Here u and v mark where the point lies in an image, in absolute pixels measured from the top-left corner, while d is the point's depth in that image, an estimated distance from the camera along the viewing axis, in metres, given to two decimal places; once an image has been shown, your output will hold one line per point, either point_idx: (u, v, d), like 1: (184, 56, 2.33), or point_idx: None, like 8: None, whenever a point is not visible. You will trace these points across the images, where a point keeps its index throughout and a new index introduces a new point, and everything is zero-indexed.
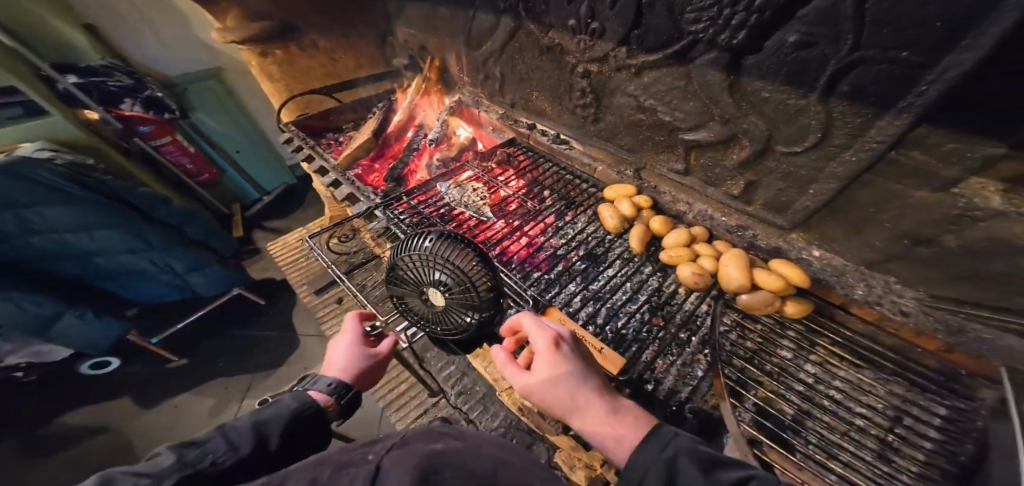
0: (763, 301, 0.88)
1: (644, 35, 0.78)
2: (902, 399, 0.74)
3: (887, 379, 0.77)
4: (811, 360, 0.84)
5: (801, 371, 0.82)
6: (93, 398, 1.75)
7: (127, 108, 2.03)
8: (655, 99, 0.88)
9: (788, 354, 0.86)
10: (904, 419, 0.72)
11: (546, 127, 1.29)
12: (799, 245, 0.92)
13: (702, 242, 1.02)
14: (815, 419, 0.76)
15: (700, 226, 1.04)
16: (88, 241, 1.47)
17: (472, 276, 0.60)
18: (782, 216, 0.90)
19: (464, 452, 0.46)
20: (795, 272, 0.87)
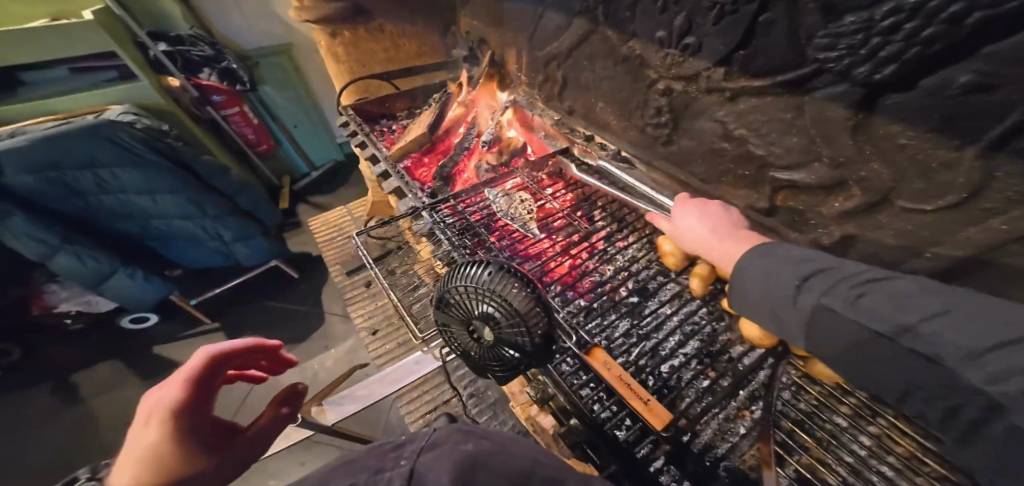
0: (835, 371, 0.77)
1: (752, 57, 0.65)
2: None
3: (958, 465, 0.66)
4: (869, 431, 0.74)
5: (854, 441, 0.75)
6: (139, 348, 1.87)
7: (205, 77, 2.14)
8: (747, 129, 0.75)
9: (842, 420, 0.78)
10: None
11: (605, 142, 1.18)
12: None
13: None
14: None
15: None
16: (151, 204, 1.56)
17: (528, 315, 0.51)
18: None
19: (498, 454, 0.41)
20: None
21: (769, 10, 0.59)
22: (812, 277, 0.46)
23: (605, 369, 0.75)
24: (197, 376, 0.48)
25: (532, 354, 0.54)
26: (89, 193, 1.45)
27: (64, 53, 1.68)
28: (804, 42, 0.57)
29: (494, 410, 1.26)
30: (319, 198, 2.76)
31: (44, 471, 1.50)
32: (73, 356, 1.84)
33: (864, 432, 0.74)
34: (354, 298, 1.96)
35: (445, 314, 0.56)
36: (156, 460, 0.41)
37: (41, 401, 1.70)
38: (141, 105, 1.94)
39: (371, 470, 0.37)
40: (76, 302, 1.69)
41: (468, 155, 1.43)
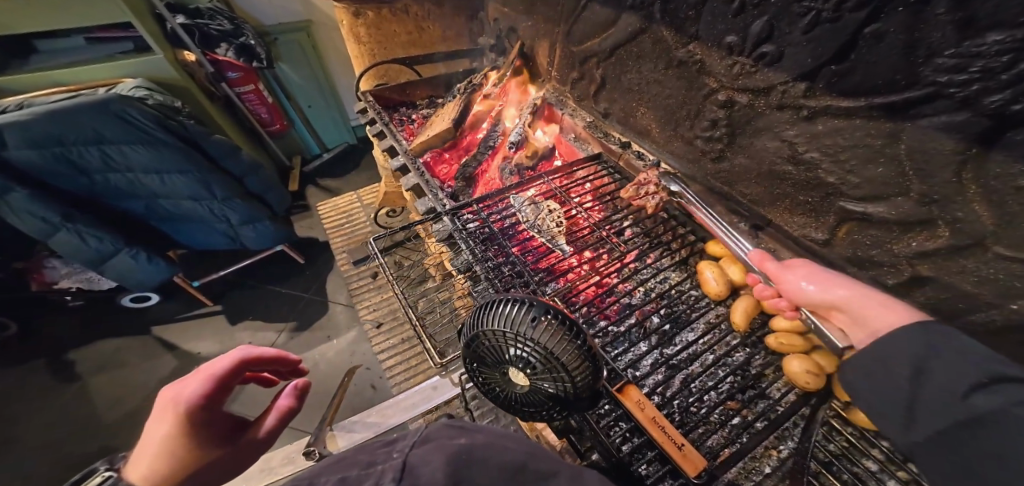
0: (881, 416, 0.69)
1: (845, 74, 0.56)
2: None
3: None
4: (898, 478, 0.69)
5: None
6: (141, 328, 1.84)
7: (222, 52, 2.06)
8: (820, 153, 0.67)
9: (872, 464, 0.71)
10: None
11: (642, 150, 1.08)
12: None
13: None
14: None
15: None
16: (158, 183, 1.51)
17: (568, 364, 0.47)
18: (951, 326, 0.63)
19: (493, 445, 0.36)
20: None
21: (879, 21, 0.49)
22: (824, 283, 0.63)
23: (636, 407, 0.67)
24: (222, 376, 0.43)
25: (568, 400, 0.50)
26: (95, 171, 1.40)
27: (86, 22, 1.61)
28: (918, 62, 0.48)
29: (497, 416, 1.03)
30: (330, 182, 2.69)
31: (42, 448, 1.48)
32: (73, 332, 1.81)
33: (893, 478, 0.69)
34: (360, 288, 1.91)
35: (475, 353, 0.53)
36: (163, 461, 0.37)
37: (41, 376, 1.68)
38: (153, 78, 1.85)
39: (355, 466, 0.31)
40: (75, 280, 1.70)
41: (492, 154, 1.35)
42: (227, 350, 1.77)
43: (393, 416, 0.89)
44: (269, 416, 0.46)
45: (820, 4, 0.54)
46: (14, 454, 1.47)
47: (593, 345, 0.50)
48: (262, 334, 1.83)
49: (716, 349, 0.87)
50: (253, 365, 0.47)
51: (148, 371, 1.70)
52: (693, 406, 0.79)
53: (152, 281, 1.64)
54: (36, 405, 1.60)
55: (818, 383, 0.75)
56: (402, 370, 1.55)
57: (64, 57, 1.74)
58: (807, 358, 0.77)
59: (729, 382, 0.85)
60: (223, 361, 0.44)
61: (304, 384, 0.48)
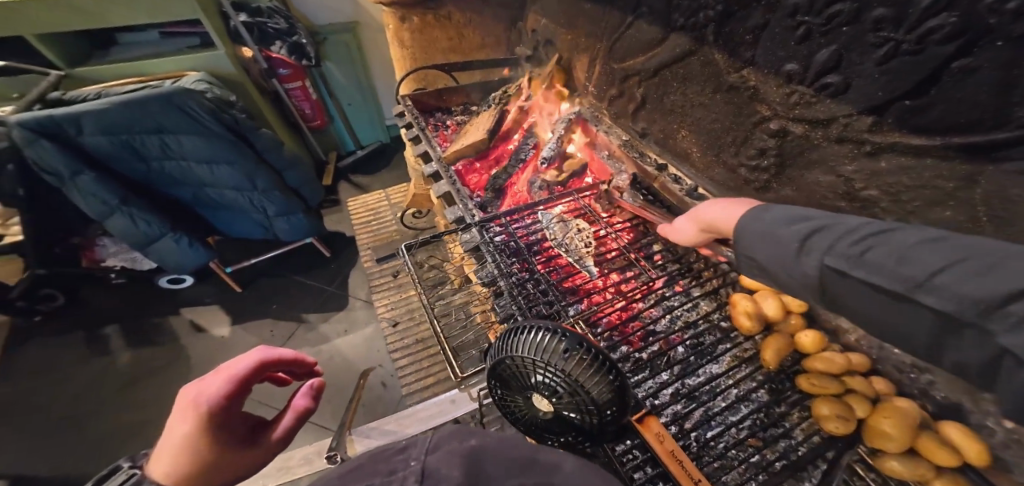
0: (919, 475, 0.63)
1: (921, 110, 0.52)
2: None
3: None
4: None
5: None
6: (175, 307, 1.93)
7: (276, 50, 2.17)
8: (881, 191, 0.62)
9: None
10: None
11: (680, 173, 1.04)
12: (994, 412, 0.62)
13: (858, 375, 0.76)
14: None
15: (862, 355, 0.78)
16: (208, 173, 1.59)
17: (598, 400, 0.45)
18: None
19: (505, 440, 0.34)
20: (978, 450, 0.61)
21: (969, 55, 0.45)
22: (816, 236, 0.49)
23: (652, 439, 0.62)
24: (243, 377, 0.43)
25: (591, 433, 0.48)
26: (155, 159, 1.50)
27: (159, 18, 1.71)
28: (1012, 102, 0.43)
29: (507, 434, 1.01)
30: (361, 180, 2.77)
31: (77, 414, 1.58)
32: (116, 306, 1.93)
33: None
34: (381, 285, 1.94)
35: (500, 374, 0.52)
36: (189, 456, 0.37)
37: (84, 345, 1.80)
38: (214, 73, 1.95)
39: (374, 475, 0.28)
40: (122, 258, 1.82)
41: (522, 167, 1.35)
42: (251, 335, 1.83)
43: (409, 425, 0.89)
44: (285, 416, 0.47)
45: (900, 35, 0.50)
46: (52, 416, 1.58)
47: (622, 379, 0.47)
48: (284, 323, 1.89)
49: (741, 384, 0.82)
50: (268, 368, 0.47)
51: (176, 349, 1.78)
52: (713, 442, 0.74)
53: (191, 265, 1.72)
54: (77, 372, 1.72)
55: (850, 429, 0.69)
56: (413, 371, 1.56)
57: (137, 51, 1.88)
58: (837, 401, 0.71)
59: (752, 420, 0.80)
60: (244, 362, 0.44)
61: (322, 384, 0.50)
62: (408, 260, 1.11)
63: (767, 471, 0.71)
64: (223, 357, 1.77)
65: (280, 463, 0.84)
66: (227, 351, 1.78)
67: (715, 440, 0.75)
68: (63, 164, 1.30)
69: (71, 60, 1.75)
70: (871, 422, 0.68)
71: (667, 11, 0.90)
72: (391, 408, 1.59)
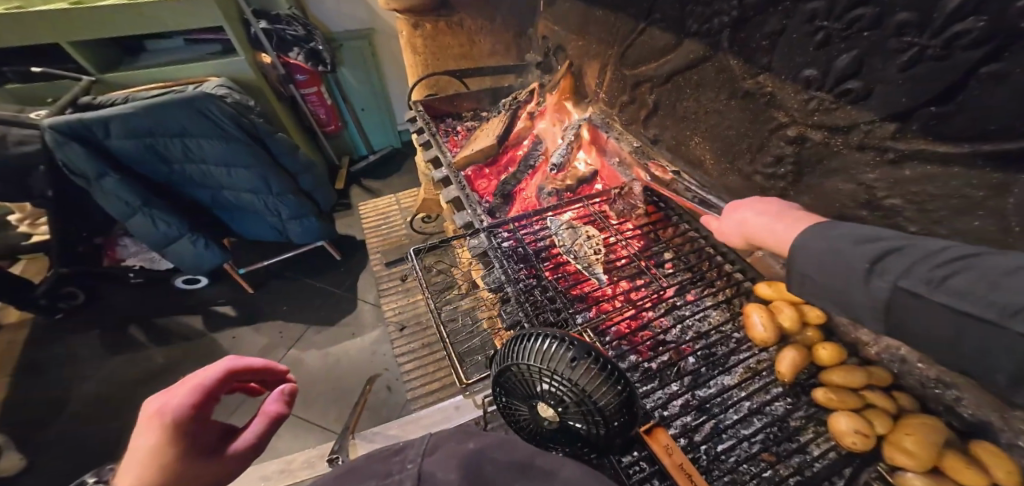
0: None
1: (946, 117, 0.50)
2: None
3: None
4: None
5: None
6: (189, 307, 1.97)
7: (293, 56, 2.22)
8: (904, 200, 0.60)
9: None
10: None
11: (693, 181, 1.03)
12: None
13: (875, 389, 0.73)
14: None
15: (882, 368, 0.75)
16: (226, 175, 1.63)
17: (605, 410, 0.44)
18: None
19: (503, 443, 0.35)
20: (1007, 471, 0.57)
21: (999, 61, 0.43)
22: (886, 258, 0.41)
23: (662, 452, 0.60)
24: (210, 386, 0.43)
25: (598, 444, 0.47)
26: (175, 161, 1.54)
27: (183, 26, 1.77)
28: None
29: None
30: (372, 184, 2.80)
31: (92, 410, 1.61)
32: (133, 305, 1.98)
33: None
34: (389, 289, 1.95)
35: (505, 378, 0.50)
36: (153, 468, 0.37)
37: (100, 342, 1.84)
38: (233, 79, 2.01)
39: (371, 477, 0.31)
40: (141, 258, 1.89)
41: (532, 173, 1.35)
42: (261, 336, 1.85)
43: (413, 429, 0.88)
44: (256, 423, 0.46)
45: (925, 39, 0.49)
46: (67, 411, 1.61)
47: (631, 389, 0.46)
48: (294, 325, 1.91)
49: (754, 395, 0.80)
50: (235, 378, 0.47)
51: (189, 348, 1.81)
52: (724, 456, 0.72)
53: (206, 266, 1.76)
54: (94, 369, 1.76)
55: (868, 445, 0.66)
56: (419, 375, 1.55)
57: (161, 57, 1.94)
58: (856, 416, 0.68)
59: (765, 433, 0.77)
60: (211, 370, 0.44)
61: (293, 388, 0.50)
62: (417, 265, 1.11)
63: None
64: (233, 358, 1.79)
65: (288, 463, 0.85)
66: (237, 351, 1.80)
67: (726, 453, 0.72)
68: (90, 167, 1.35)
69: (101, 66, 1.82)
70: (889, 439, 0.65)
71: (681, 16, 0.90)
72: (397, 413, 1.59)
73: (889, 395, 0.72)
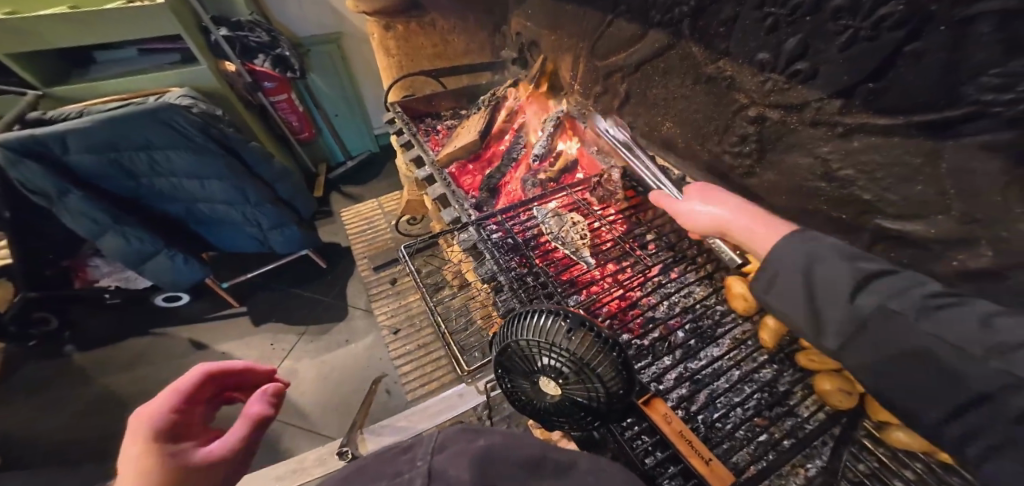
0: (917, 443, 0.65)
1: (880, 93, 0.56)
2: None
3: None
4: None
5: None
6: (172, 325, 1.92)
7: (259, 63, 2.18)
8: (854, 170, 0.66)
9: None
10: None
11: (667, 164, 1.08)
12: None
13: None
14: None
15: None
16: (200, 188, 1.60)
17: (604, 376, 0.48)
18: None
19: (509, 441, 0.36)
20: None
21: (919, 39, 0.49)
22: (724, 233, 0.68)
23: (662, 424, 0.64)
24: (186, 388, 0.45)
25: (602, 411, 0.50)
26: (144, 176, 1.49)
27: (143, 35, 1.72)
28: (960, 81, 0.47)
29: None
30: (353, 189, 2.77)
31: (77, 437, 1.56)
32: (110, 327, 1.91)
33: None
34: (380, 293, 1.94)
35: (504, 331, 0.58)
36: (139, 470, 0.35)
37: (77, 368, 1.77)
38: (197, 88, 1.96)
39: (382, 477, 0.31)
40: (116, 278, 1.84)
41: (515, 167, 1.39)
42: (250, 350, 1.82)
43: (414, 419, 0.91)
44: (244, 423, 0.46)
45: (858, 22, 0.54)
46: (49, 442, 1.54)
47: (625, 355, 0.49)
48: (285, 335, 1.89)
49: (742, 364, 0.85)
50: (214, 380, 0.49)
51: (176, 368, 1.77)
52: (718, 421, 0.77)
53: (187, 281, 1.71)
54: (75, 395, 1.69)
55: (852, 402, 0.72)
56: (418, 376, 1.57)
57: (118, 69, 1.87)
58: (838, 377, 0.74)
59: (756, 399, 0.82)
60: (188, 376, 0.46)
61: (277, 389, 0.50)
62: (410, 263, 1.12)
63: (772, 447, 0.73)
64: None
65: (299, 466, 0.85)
66: None
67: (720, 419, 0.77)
68: (50, 185, 1.30)
69: (48, 79, 1.75)
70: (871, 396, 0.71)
71: (644, 7, 0.94)
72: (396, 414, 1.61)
73: None
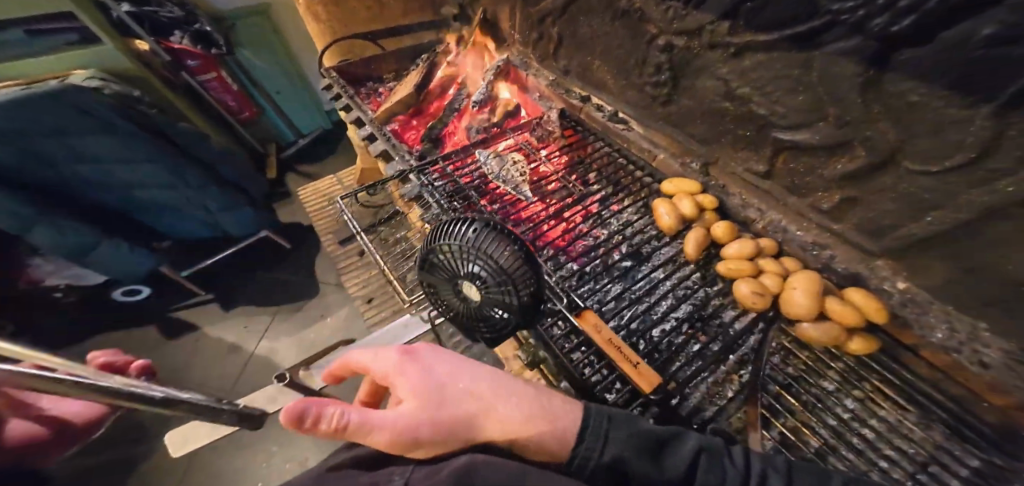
0: (828, 335, 0.70)
1: (761, 9, 0.64)
2: (934, 445, 0.61)
3: (925, 423, 0.63)
4: (852, 395, 0.69)
5: (838, 406, 0.69)
6: (137, 322, 1.88)
7: (176, 40, 2.00)
8: (750, 88, 0.73)
9: (826, 385, 0.72)
10: (930, 466, 0.60)
11: (602, 102, 1.13)
12: (884, 275, 0.71)
13: (768, 257, 0.82)
14: (841, 457, 0.64)
15: (770, 239, 0.84)
16: (131, 174, 1.51)
17: (516, 277, 0.54)
18: (876, 241, 0.70)
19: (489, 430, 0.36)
20: (871, 304, 0.68)
21: None
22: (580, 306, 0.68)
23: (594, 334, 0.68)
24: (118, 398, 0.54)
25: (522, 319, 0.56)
26: (62, 164, 1.38)
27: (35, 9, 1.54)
28: None
29: None
30: (308, 168, 2.68)
31: None
32: (71, 332, 1.86)
33: (849, 396, 0.69)
34: (348, 268, 1.88)
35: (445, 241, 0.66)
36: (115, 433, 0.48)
37: None
38: (108, 68, 1.79)
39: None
40: (64, 276, 1.71)
41: (459, 117, 1.38)
42: (223, 336, 1.82)
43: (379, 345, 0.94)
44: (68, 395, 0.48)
45: None
46: None
47: (536, 259, 0.56)
48: (258, 317, 1.89)
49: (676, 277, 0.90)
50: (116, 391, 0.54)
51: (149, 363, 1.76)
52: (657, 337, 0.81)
53: (140, 269, 1.70)
54: None
55: (766, 303, 0.77)
56: None
57: None
58: (754, 280, 0.78)
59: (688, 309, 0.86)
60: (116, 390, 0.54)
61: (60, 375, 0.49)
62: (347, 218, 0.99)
63: (705, 356, 0.78)
64: (200, 364, 1.76)
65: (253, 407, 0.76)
66: (201, 357, 1.77)
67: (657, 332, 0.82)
68: None
69: None
70: (784, 295, 0.75)
71: None
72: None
73: (781, 260, 0.83)
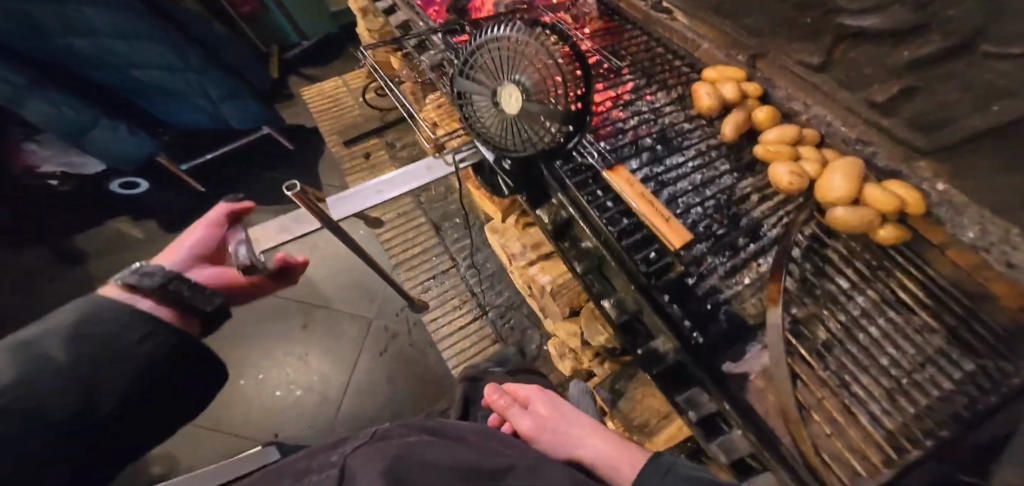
0: (862, 219, 0.70)
1: None
2: (936, 348, 0.60)
3: (928, 330, 0.63)
4: (867, 295, 0.69)
5: (850, 303, 0.69)
6: (141, 213, 1.89)
7: None
8: None
9: (842, 282, 0.71)
10: (929, 365, 0.59)
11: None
12: (924, 176, 0.72)
13: (808, 146, 0.85)
14: (842, 350, 0.65)
15: (813, 131, 0.86)
16: (128, 49, 1.39)
17: (567, 81, 0.56)
18: (925, 136, 0.69)
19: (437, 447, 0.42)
20: (913, 195, 0.69)
21: None
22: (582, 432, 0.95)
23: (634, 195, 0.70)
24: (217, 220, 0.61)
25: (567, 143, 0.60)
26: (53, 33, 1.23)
27: None
28: None
29: (491, 281, 1.54)
30: (313, 71, 2.52)
31: None
32: (77, 216, 1.87)
33: (862, 295, 0.69)
34: (352, 169, 1.86)
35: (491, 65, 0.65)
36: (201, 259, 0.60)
37: (52, 257, 1.77)
38: None
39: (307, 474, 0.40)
40: (58, 162, 1.64)
41: None
42: None
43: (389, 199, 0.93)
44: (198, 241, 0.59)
45: None
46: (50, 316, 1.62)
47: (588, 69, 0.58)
48: (258, 214, 1.88)
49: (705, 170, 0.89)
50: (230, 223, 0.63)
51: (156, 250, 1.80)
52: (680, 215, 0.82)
53: (140, 159, 1.61)
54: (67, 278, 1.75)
55: (801, 184, 0.78)
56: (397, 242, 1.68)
57: None
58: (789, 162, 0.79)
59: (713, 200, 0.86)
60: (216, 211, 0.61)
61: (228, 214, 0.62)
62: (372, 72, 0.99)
63: (727, 241, 0.80)
64: None
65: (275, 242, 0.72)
66: None
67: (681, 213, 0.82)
68: None
69: None
70: (819, 180, 0.78)
71: None
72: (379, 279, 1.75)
73: (819, 151, 0.85)
